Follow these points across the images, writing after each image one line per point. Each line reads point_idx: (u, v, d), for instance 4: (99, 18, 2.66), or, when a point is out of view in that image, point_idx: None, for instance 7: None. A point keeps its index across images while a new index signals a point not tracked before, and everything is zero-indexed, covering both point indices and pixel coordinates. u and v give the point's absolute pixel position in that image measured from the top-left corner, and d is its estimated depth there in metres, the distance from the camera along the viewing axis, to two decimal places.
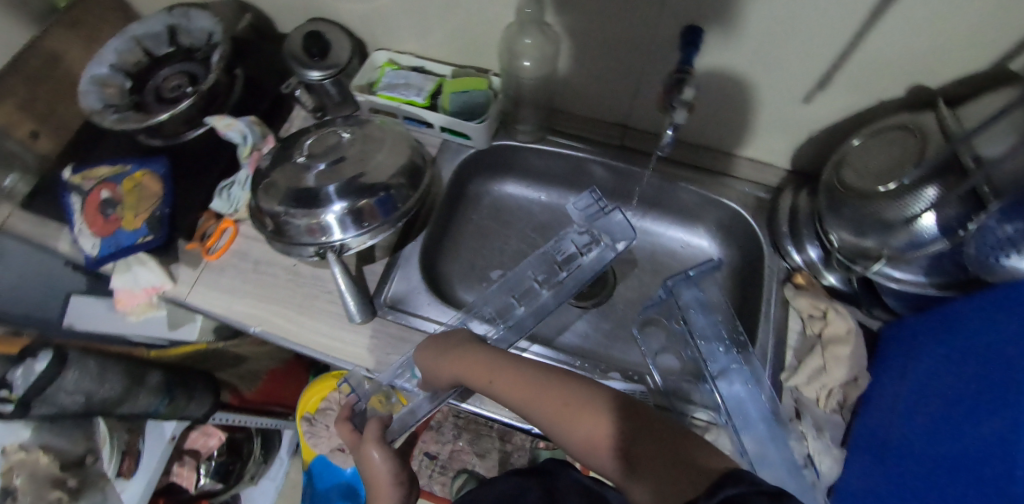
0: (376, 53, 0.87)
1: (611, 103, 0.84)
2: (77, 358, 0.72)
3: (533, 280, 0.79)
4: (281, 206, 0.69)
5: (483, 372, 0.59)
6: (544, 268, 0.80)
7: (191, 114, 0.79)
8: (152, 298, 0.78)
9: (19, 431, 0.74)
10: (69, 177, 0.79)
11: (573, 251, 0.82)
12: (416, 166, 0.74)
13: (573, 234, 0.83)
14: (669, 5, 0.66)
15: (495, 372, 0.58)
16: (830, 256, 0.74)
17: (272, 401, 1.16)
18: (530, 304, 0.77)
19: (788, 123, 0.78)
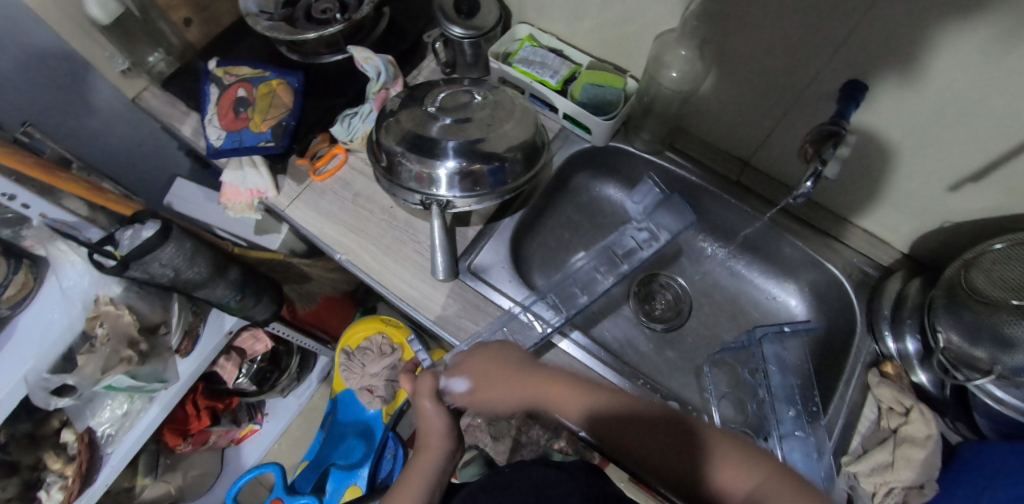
0: (520, 26, 0.88)
1: (740, 135, 0.81)
2: (177, 235, 0.75)
3: (595, 271, 0.85)
4: (399, 146, 0.70)
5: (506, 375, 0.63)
6: (605, 260, 0.85)
7: (336, 40, 0.83)
8: (253, 201, 0.81)
9: (111, 286, 0.78)
10: (214, 68, 0.83)
11: (631, 246, 0.86)
12: (536, 146, 0.74)
13: (630, 229, 0.87)
14: (841, 54, 0.63)
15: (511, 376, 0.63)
16: (929, 354, 0.70)
17: (319, 326, 1.20)
18: (592, 293, 0.82)
19: (923, 207, 0.73)
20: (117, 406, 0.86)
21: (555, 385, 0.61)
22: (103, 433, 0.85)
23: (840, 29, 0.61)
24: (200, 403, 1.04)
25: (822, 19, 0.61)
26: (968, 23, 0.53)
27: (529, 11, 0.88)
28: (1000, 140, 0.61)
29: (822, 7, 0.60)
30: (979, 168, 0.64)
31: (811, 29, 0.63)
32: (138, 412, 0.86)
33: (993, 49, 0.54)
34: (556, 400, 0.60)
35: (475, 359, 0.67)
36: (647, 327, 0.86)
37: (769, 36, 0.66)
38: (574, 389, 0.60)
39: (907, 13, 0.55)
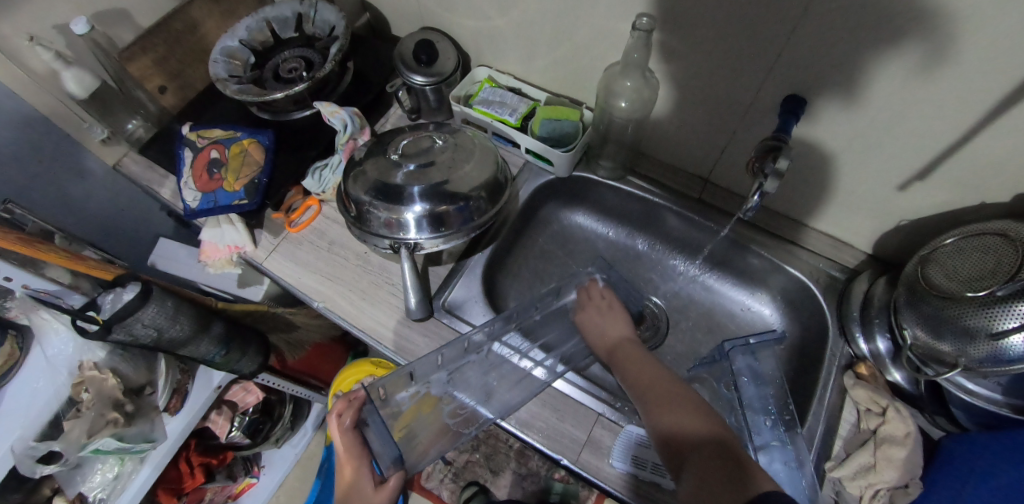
0: (477, 69, 0.92)
1: (697, 156, 0.84)
2: (159, 295, 0.77)
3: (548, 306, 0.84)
4: (366, 195, 0.72)
5: (634, 358, 0.68)
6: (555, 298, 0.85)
7: (303, 96, 0.87)
8: (232, 256, 0.84)
9: (95, 351, 0.79)
10: (186, 132, 0.86)
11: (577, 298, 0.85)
12: (499, 183, 0.77)
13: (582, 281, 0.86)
14: (777, 72, 0.67)
15: (641, 364, 0.66)
16: (899, 351, 0.71)
17: (310, 373, 1.21)
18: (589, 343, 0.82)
19: (877, 208, 0.76)
20: (109, 469, 0.85)
21: (648, 376, 0.64)
22: (94, 499, 0.85)
23: (771, 50, 0.65)
24: (193, 459, 1.04)
25: (755, 42, 0.65)
26: (887, 36, 0.57)
27: (486, 54, 0.92)
28: (934, 141, 0.64)
29: (753, 31, 0.64)
30: (920, 168, 0.67)
31: (746, 52, 0.67)
32: (129, 474, 0.86)
33: (912, 58, 0.58)
34: (641, 375, 0.64)
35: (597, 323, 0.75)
36: None
37: (710, 61, 0.70)
38: (650, 371, 0.64)
39: (829, 30, 0.59)
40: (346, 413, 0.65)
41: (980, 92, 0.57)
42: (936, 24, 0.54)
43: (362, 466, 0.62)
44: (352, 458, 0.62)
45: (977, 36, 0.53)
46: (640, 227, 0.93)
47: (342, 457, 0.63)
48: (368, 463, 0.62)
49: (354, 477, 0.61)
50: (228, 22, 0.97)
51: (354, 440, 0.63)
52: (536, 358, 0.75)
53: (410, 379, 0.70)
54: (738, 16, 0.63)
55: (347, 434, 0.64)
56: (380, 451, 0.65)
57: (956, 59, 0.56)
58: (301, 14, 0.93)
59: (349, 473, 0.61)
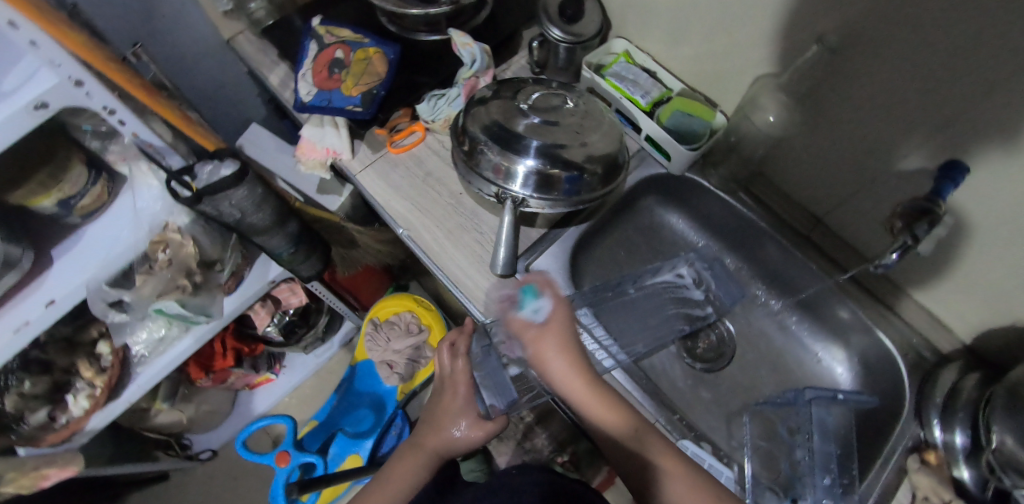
0: (617, 41, 0.88)
1: (822, 192, 0.79)
2: (251, 180, 0.77)
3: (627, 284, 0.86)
4: (483, 135, 0.70)
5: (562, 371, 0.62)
6: (650, 271, 0.88)
7: (436, 19, 0.84)
8: (326, 160, 0.83)
9: (180, 215, 0.79)
10: (316, 25, 0.84)
11: (668, 280, 0.87)
12: (617, 163, 0.73)
13: (677, 265, 0.88)
14: (948, 131, 0.61)
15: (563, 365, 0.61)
16: (979, 451, 0.66)
17: (350, 291, 1.20)
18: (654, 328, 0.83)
19: (1000, 301, 0.70)
20: (156, 330, 0.89)
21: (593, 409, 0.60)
22: (136, 354, 0.89)
23: (949, 108, 0.59)
24: (228, 342, 1.07)
25: (937, 95, 0.59)
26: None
27: (629, 27, 0.87)
28: None
29: (939, 83, 0.58)
30: None
31: (923, 101, 0.61)
32: (172, 340, 0.89)
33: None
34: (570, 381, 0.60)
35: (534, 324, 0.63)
36: (688, 363, 0.85)
37: (883, 98, 0.64)
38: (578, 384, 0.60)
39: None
40: (459, 342, 0.72)
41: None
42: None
43: (467, 396, 0.68)
44: (458, 389, 0.68)
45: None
46: (733, 246, 0.89)
47: (451, 379, 0.70)
48: (473, 399, 0.69)
49: (456, 407, 0.68)
50: None
51: (465, 376, 0.69)
52: (602, 339, 0.76)
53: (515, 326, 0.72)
54: (931, 60, 0.57)
55: (458, 367, 0.70)
56: (485, 385, 0.71)
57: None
58: None
59: (452, 400, 0.68)
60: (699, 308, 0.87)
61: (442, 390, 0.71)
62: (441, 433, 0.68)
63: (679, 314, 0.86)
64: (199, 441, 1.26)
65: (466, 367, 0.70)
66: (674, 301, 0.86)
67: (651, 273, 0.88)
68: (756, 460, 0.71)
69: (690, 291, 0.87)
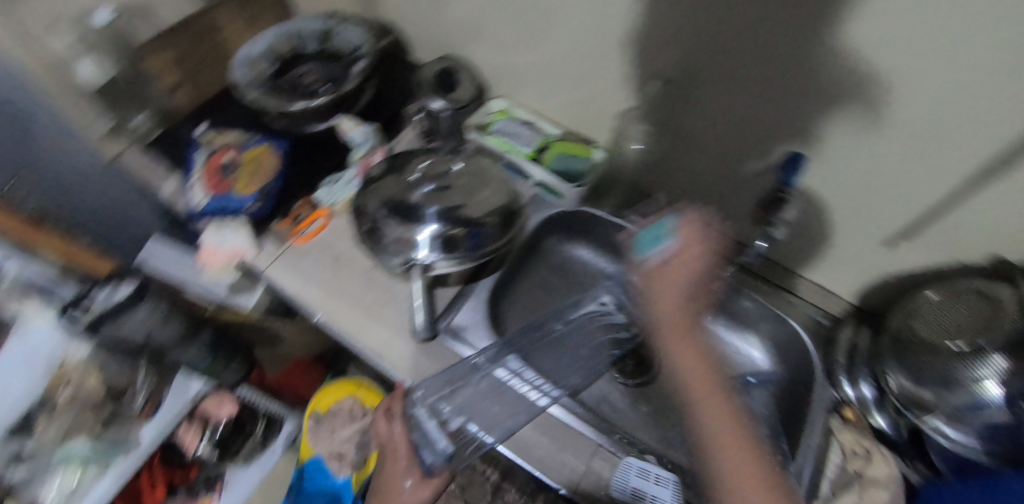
0: (494, 101, 0.96)
1: (700, 201, 0.88)
2: (155, 294, 0.79)
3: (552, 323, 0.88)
4: (381, 212, 0.75)
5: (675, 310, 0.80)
6: (574, 306, 0.92)
7: (322, 110, 0.85)
8: (229, 262, 0.83)
9: (79, 347, 0.78)
10: (205, 133, 0.88)
11: (593, 311, 0.90)
12: (512, 211, 0.78)
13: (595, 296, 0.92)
14: (776, 131, 0.70)
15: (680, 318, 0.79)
16: (885, 397, 0.75)
17: (285, 388, 1.17)
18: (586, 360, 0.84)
19: (864, 261, 0.81)
20: (69, 479, 0.76)
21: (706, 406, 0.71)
22: None
23: (772, 113, 0.69)
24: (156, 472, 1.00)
25: (761, 98, 0.66)
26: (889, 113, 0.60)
27: (503, 88, 0.96)
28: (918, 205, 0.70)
29: (759, 89, 0.65)
30: (905, 227, 0.73)
31: (749, 105, 0.68)
32: (88, 486, 0.77)
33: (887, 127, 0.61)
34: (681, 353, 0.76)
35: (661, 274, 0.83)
36: (619, 382, 0.88)
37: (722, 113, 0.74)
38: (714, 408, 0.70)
39: (833, 97, 0.62)
40: (393, 405, 0.72)
41: (972, 165, 0.59)
42: (910, 110, 0.58)
43: (408, 458, 0.69)
44: (398, 452, 0.70)
45: (952, 131, 0.57)
46: None
47: (389, 446, 0.71)
48: (415, 458, 0.70)
49: (400, 469, 0.69)
50: (252, 30, 0.98)
51: (405, 439, 0.71)
52: (539, 386, 0.76)
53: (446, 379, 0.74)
54: (747, 70, 0.64)
55: (396, 432, 0.71)
56: (424, 442, 0.72)
57: (951, 136, 0.59)
58: (328, 29, 0.94)
59: (394, 465, 0.69)
60: (623, 331, 0.86)
61: (384, 459, 0.71)
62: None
63: (609, 338, 0.87)
64: None
65: (405, 430, 0.71)
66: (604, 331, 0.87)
67: (574, 308, 0.91)
68: (699, 456, 0.74)
69: (614, 315, 0.89)
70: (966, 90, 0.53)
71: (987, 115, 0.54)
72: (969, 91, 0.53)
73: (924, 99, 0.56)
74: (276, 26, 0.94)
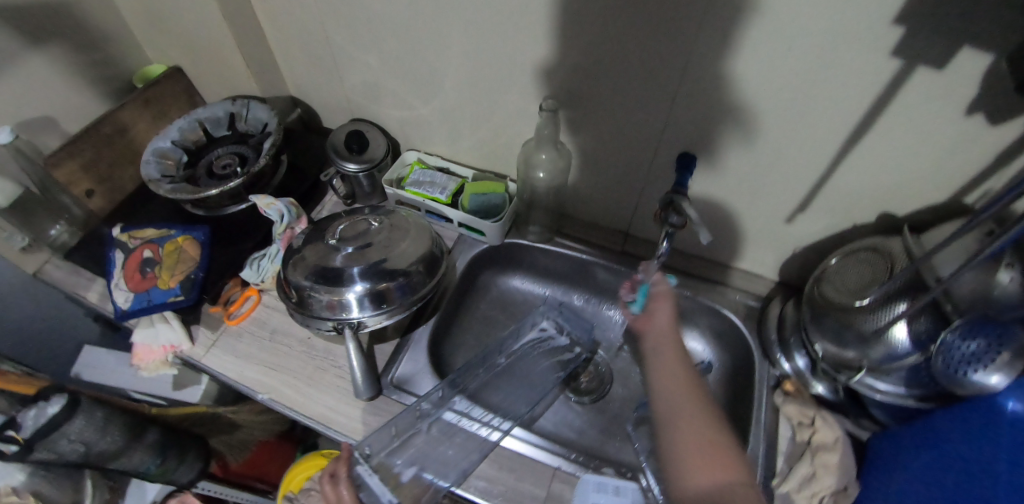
0: (408, 153, 0.99)
1: (616, 213, 0.93)
2: (88, 406, 0.74)
3: (496, 355, 0.89)
4: (306, 280, 0.75)
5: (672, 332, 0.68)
6: (515, 332, 0.93)
7: (237, 191, 0.89)
8: (167, 356, 0.82)
9: (13, 475, 0.72)
10: (118, 233, 0.85)
11: (534, 336, 0.93)
12: (434, 256, 0.81)
13: (534, 321, 0.95)
14: (667, 135, 0.77)
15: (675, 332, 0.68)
16: (815, 365, 0.79)
17: (254, 474, 1.14)
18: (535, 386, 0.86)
19: (775, 239, 0.86)
20: None
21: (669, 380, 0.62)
22: None
23: (659, 119, 0.75)
24: None
25: (649, 95, 0.73)
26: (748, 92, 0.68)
27: (414, 139, 1.00)
28: (803, 180, 0.76)
29: (645, 87, 0.72)
30: (802, 200, 0.78)
31: (638, 105, 0.75)
32: None
33: (758, 111, 0.70)
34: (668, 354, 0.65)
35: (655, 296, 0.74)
36: (576, 403, 0.88)
37: (614, 128, 0.80)
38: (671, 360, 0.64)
39: (705, 94, 0.70)
40: (340, 470, 0.66)
41: (837, 126, 0.68)
42: (770, 91, 0.67)
43: None
44: None
45: (809, 101, 0.66)
46: (574, 284, 0.99)
47: None
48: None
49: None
50: (160, 124, 1.00)
51: (354, 501, 0.63)
52: (492, 422, 0.77)
53: (394, 438, 0.72)
54: (632, 68, 0.71)
55: (345, 495, 0.63)
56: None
57: (811, 103, 0.66)
58: (233, 112, 0.98)
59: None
60: (568, 352, 0.92)
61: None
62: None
63: (553, 360, 0.90)
64: None
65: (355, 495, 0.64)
66: (546, 356, 0.90)
67: (514, 338, 0.92)
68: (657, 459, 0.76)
69: (554, 338, 0.93)
70: (806, 61, 0.62)
71: (829, 79, 0.63)
72: (808, 62, 0.62)
73: (776, 79, 0.65)
74: (181, 117, 0.96)
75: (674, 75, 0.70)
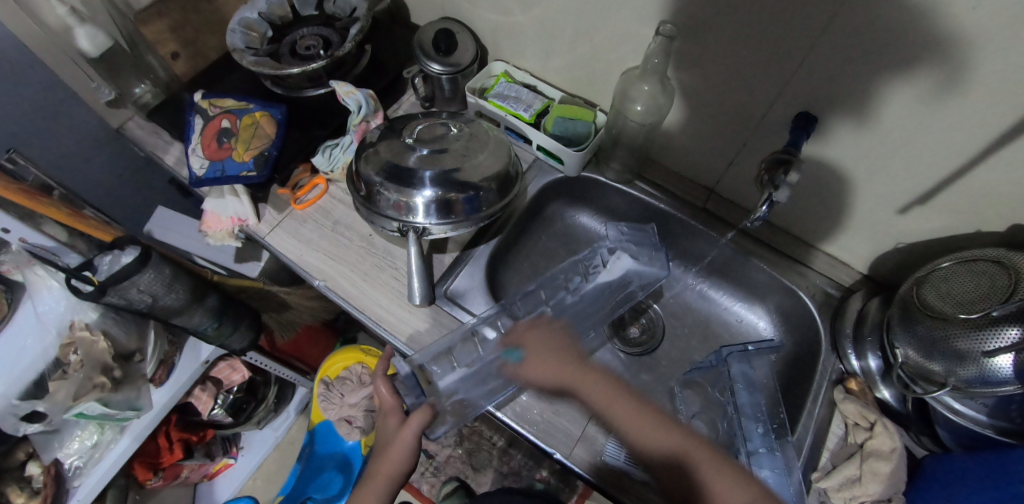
0: (495, 63, 0.93)
1: (704, 167, 0.86)
2: (156, 262, 0.76)
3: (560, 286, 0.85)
4: (377, 176, 0.73)
5: (573, 375, 0.71)
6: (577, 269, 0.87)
7: (318, 74, 0.87)
8: (234, 229, 0.84)
9: (86, 312, 0.79)
10: (199, 99, 0.85)
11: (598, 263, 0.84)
12: (510, 176, 0.77)
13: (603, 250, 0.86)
14: (792, 87, 0.68)
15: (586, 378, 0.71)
16: (891, 370, 0.72)
17: (296, 355, 1.19)
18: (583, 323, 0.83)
19: (878, 229, 0.77)
20: (87, 437, 0.84)
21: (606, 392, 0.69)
22: (70, 466, 0.84)
23: (788, 67, 0.66)
24: (173, 435, 1.03)
25: (781, 31, 0.64)
26: (905, 49, 0.58)
27: (504, 49, 0.93)
28: (939, 168, 0.66)
29: (782, 22, 0.63)
30: (924, 192, 0.69)
31: (765, 44, 0.66)
32: (107, 444, 0.85)
33: (913, 75, 0.59)
34: (589, 387, 0.70)
35: (530, 330, 0.76)
36: (621, 352, 0.88)
37: (730, 70, 0.71)
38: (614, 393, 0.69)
39: (852, 44, 0.60)
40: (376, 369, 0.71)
41: (993, 115, 0.58)
42: (936, 54, 0.57)
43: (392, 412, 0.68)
44: (384, 407, 0.69)
45: (978, 74, 0.56)
46: None
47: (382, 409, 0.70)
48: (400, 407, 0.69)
49: (387, 419, 0.69)
50: None
51: (388, 393, 0.69)
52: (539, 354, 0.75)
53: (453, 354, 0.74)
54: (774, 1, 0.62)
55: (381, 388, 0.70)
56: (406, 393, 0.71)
57: (981, 77, 0.56)
58: None
59: (385, 420, 0.69)
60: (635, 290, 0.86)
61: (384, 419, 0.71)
62: (389, 449, 0.66)
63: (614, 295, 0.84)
64: None
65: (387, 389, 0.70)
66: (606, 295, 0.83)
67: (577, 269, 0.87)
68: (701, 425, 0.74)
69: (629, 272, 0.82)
70: (984, 26, 0.53)
71: (1013, 53, 0.53)
72: (996, 27, 0.52)
73: (945, 41, 0.56)
74: None
75: (826, 14, 0.59)
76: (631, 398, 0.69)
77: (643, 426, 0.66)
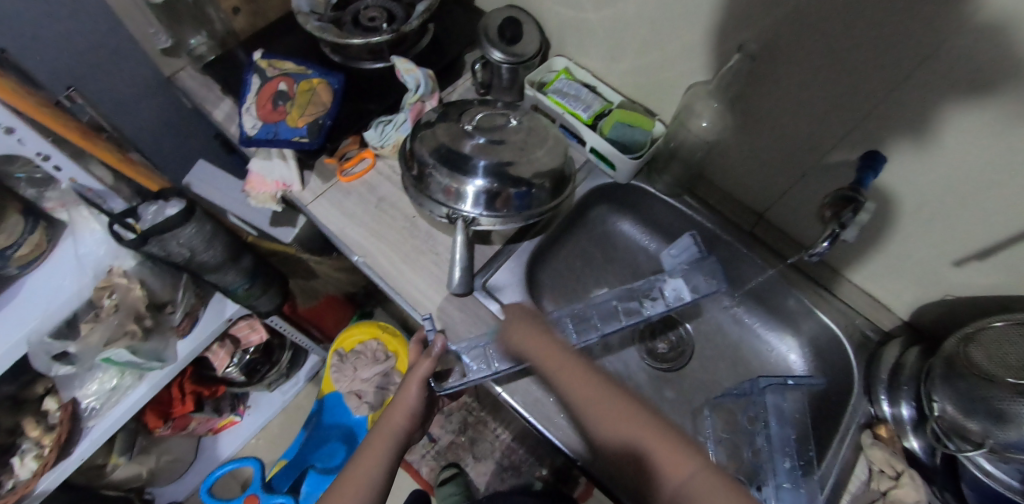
0: (557, 58, 0.92)
1: (756, 190, 0.85)
2: (200, 217, 0.75)
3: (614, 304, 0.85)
4: (431, 159, 0.72)
5: (558, 359, 0.67)
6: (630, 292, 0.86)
7: (379, 47, 0.86)
8: (277, 193, 0.83)
9: (126, 259, 0.79)
10: (258, 59, 0.84)
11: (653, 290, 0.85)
12: (564, 175, 0.76)
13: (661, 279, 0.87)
14: (867, 123, 0.66)
15: (564, 361, 0.67)
16: (924, 421, 0.70)
17: (313, 322, 1.18)
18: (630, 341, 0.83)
19: (928, 278, 0.75)
20: (107, 380, 0.85)
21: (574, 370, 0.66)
22: (87, 406, 0.85)
23: (865, 102, 0.64)
24: (186, 387, 1.03)
25: (865, 65, 0.61)
26: (994, 100, 0.55)
27: (568, 45, 0.91)
28: (1005, 225, 0.64)
29: (867, 56, 0.60)
30: (985, 248, 0.67)
31: (845, 75, 0.64)
32: (126, 389, 0.86)
33: (995, 129, 0.57)
34: (578, 387, 0.65)
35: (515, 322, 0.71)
36: (649, 364, 0.89)
37: (802, 96, 0.69)
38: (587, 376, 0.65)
39: (938, 87, 0.58)
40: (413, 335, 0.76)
41: None
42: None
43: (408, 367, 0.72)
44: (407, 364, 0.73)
45: None
46: None
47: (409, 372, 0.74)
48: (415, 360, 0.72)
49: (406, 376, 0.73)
50: None
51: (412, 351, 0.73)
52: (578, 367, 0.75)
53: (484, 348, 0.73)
54: (863, 33, 0.59)
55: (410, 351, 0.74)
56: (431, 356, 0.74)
57: None
58: None
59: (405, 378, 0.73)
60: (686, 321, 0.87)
61: None
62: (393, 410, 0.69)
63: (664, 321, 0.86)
64: (162, 494, 1.22)
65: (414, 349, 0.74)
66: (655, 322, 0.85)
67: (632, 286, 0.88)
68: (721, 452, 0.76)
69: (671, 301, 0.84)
70: None
71: None
72: None
73: None
74: None
75: (918, 54, 0.57)
76: (608, 388, 0.64)
77: (621, 420, 0.62)
